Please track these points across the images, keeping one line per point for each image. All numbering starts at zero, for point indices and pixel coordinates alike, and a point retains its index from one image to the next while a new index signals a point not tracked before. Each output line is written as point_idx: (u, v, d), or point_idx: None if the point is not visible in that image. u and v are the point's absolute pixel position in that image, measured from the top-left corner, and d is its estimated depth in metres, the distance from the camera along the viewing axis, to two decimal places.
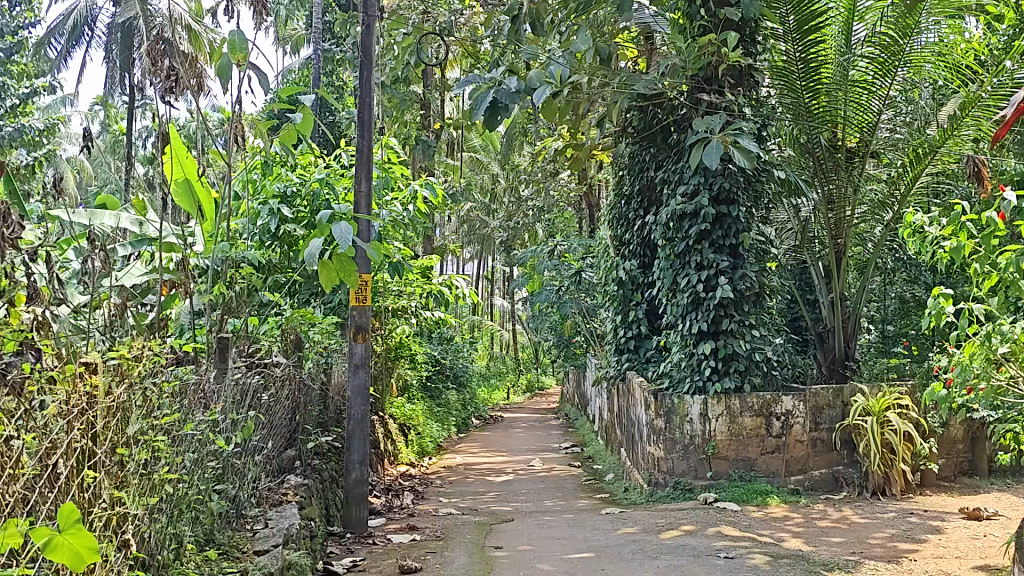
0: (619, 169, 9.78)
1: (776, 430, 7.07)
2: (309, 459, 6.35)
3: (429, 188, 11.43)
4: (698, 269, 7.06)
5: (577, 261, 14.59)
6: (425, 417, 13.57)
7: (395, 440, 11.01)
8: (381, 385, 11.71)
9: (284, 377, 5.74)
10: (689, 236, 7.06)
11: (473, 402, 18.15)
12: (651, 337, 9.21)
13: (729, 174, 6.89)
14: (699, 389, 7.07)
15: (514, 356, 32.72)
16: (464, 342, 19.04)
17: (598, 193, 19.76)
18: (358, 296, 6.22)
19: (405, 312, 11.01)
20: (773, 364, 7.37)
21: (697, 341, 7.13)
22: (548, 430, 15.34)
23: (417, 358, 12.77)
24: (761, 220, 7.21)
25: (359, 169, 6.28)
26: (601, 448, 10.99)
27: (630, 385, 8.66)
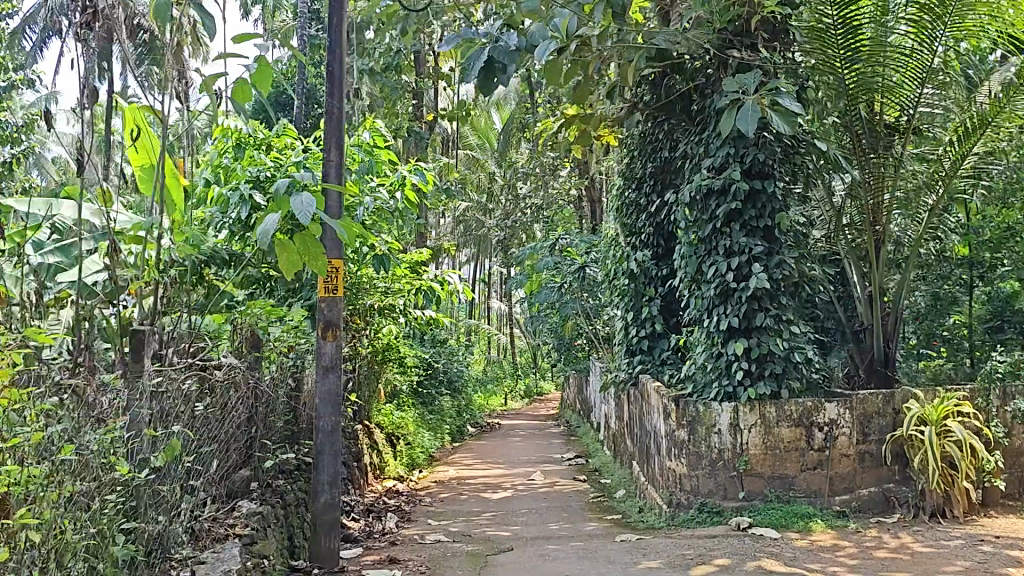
0: (630, 151, 8.79)
1: (818, 443, 6.08)
2: (270, 480, 5.34)
3: (419, 174, 10.43)
4: (727, 254, 6.04)
5: (580, 257, 13.63)
6: (416, 425, 12.56)
7: (382, 452, 9.99)
8: (367, 392, 10.69)
9: (236, 382, 4.74)
10: (717, 216, 6.05)
11: (468, 410, 17.15)
12: (666, 337, 8.22)
13: (764, 144, 5.89)
14: (728, 396, 6.06)
15: (512, 361, 31.73)
16: (459, 345, 18.04)
17: (600, 188, 18.85)
18: (327, 287, 5.21)
19: (395, 311, 9.99)
20: (814, 366, 6.35)
21: (726, 339, 6.12)
22: (549, 439, 14.35)
23: (407, 361, 11.76)
24: (800, 198, 6.20)
25: (328, 134, 5.27)
26: (608, 460, 9.98)
27: (643, 391, 7.66)
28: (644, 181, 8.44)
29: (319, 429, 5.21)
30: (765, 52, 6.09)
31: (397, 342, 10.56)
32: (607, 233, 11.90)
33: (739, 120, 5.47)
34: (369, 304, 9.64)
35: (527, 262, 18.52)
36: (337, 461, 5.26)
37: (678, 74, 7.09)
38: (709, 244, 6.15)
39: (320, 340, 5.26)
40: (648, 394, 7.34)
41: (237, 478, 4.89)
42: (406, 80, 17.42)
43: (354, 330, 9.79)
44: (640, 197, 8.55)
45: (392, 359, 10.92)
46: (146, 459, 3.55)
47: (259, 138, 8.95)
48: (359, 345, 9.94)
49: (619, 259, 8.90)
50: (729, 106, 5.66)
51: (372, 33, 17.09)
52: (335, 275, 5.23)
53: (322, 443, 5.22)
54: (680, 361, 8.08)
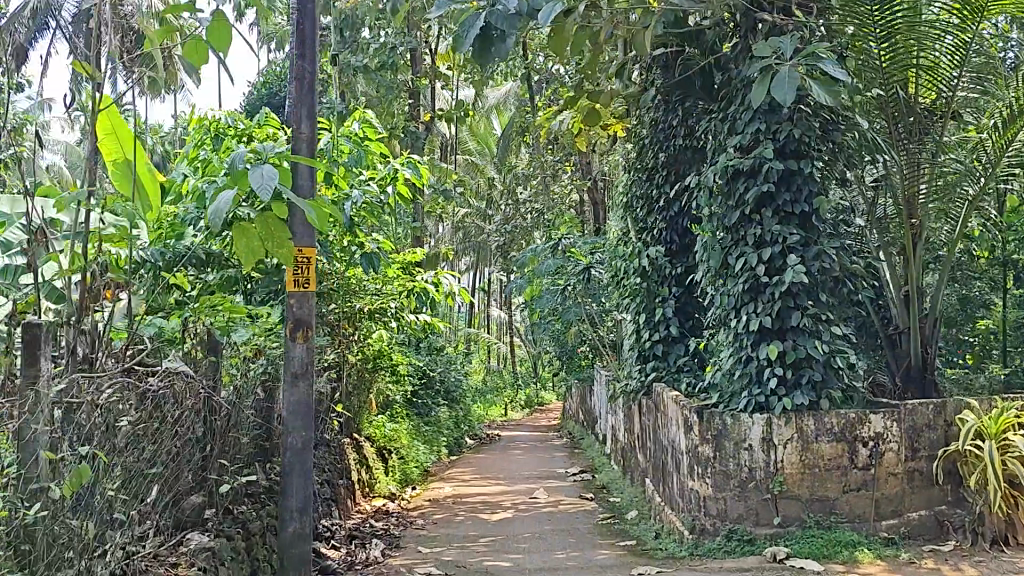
0: (643, 139, 8.04)
1: (862, 461, 5.32)
2: (231, 506, 4.58)
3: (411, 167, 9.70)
4: (757, 245, 5.27)
5: (585, 258, 12.90)
6: (410, 438, 11.80)
7: (372, 469, 9.22)
8: (357, 403, 9.91)
9: (184, 393, 3.98)
10: (745, 202, 5.28)
11: (466, 421, 16.37)
12: (683, 341, 7.43)
13: (800, 118, 5.13)
14: (761, 407, 5.30)
15: (513, 370, 31.00)
16: (458, 353, 17.30)
17: (603, 189, 18.13)
18: (300, 283, 4.42)
19: (383, 315, 9.20)
20: (855, 372, 5.58)
21: (756, 342, 5.35)
22: (552, 451, 13.58)
23: (400, 369, 10.98)
24: (840, 181, 5.44)
25: (297, 103, 4.51)
26: (617, 476, 9.21)
27: (658, 401, 6.89)
28: (661, 172, 7.74)
29: (285, 446, 4.44)
30: (800, 14, 5.34)
31: (389, 349, 9.79)
32: (615, 232, 11.18)
33: (775, 89, 4.72)
34: (359, 308, 8.88)
35: (528, 267, 17.80)
36: (309, 483, 4.51)
37: (697, 47, 6.33)
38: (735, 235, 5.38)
39: (287, 342, 4.47)
40: (664, 405, 6.58)
41: (185, 504, 4.16)
42: (403, 77, 16.75)
43: (343, 336, 9.02)
44: (655, 189, 7.82)
45: (383, 367, 10.14)
46: (45, 490, 2.83)
47: (239, 128, 8.24)
48: (348, 352, 9.17)
49: (631, 257, 8.15)
50: (761, 74, 4.92)
51: (366, 28, 16.42)
52: (306, 265, 4.45)
53: (291, 462, 4.46)
54: (700, 369, 7.30)
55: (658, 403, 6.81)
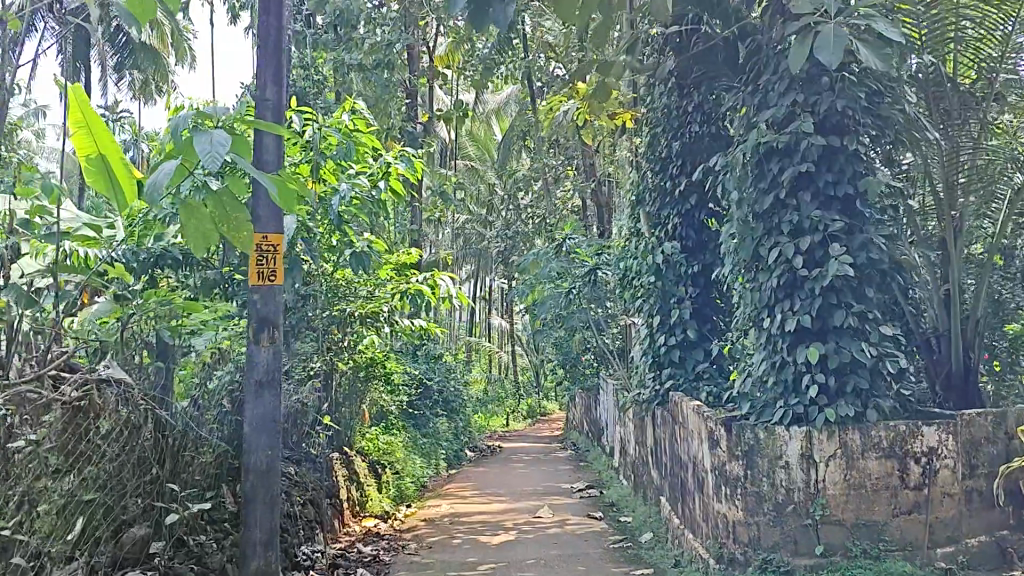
0: (656, 127, 7.40)
1: (914, 479, 4.64)
2: (185, 537, 3.90)
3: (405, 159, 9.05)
4: (794, 234, 4.61)
5: (591, 259, 12.25)
6: (406, 451, 11.13)
7: (363, 485, 8.53)
8: (347, 415, 9.22)
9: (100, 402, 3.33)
10: (779, 184, 4.60)
11: (466, 433, 15.69)
12: (701, 346, 6.76)
13: (842, 88, 4.47)
14: (798, 419, 4.63)
15: (514, 380, 30.31)
16: (457, 362, 16.63)
17: (608, 191, 17.48)
18: (265, 276, 3.77)
19: (373, 320, 8.54)
20: (903, 379, 4.92)
21: (793, 345, 4.69)
22: (556, 465, 12.89)
23: (395, 378, 10.30)
24: (886, 161, 4.77)
25: (261, 67, 3.86)
26: (627, 493, 8.53)
27: (675, 412, 6.21)
28: (675, 162, 7.10)
29: (247, 467, 3.78)
30: None
31: (382, 356, 9.14)
32: (624, 232, 10.54)
33: (817, 51, 4.07)
34: (349, 312, 8.23)
35: (530, 272, 17.15)
36: (275, 511, 3.84)
37: (719, 18, 5.69)
38: (768, 222, 4.72)
39: (250, 345, 3.80)
40: (683, 417, 5.90)
41: (126, 538, 3.51)
42: (400, 75, 16.15)
43: (332, 343, 8.36)
44: (669, 181, 7.18)
45: (376, 376, 9.47)
46: None
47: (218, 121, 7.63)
48: (338, 360, 8.51)
49: (643, 255, 7.50)
50: (799, 36, 4.28)
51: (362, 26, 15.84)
52: (272, 255, 3.79)
53: (254, 486, 3.79)
54: (721, 378, 6.63)
55: (677, 414, 6.14)
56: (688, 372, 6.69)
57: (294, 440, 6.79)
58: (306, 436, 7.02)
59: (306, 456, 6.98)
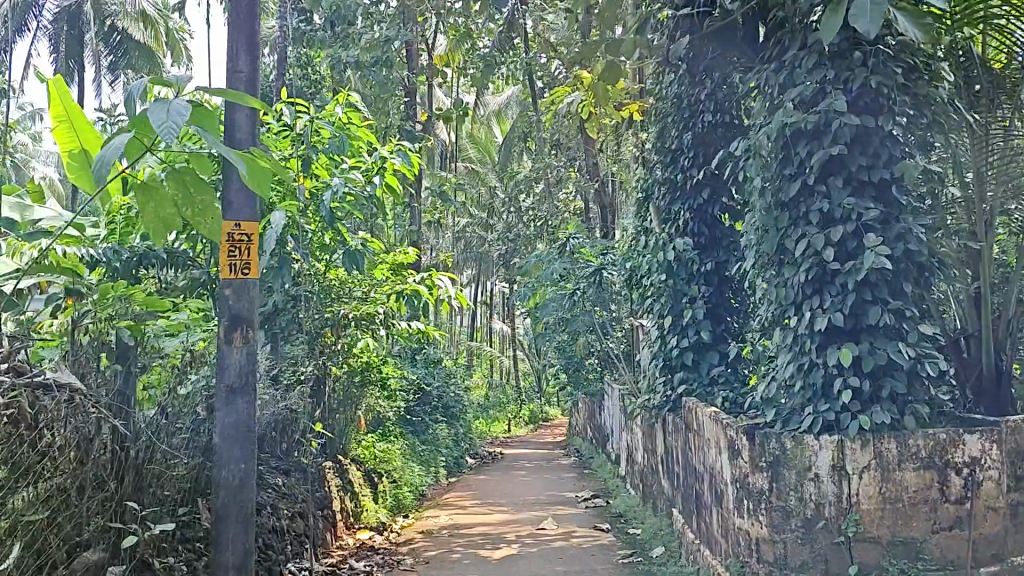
0: (665, 117, 7.02)
1: (955, 492, 4.23)
2: (150, 561, 3.50)
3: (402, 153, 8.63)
4: (823, 224, 4.21)
5: (595, 260, 11.85)
6: (404, 458, 10.73)
7: (358, 496, 8.13)
8: (341, 422, 8.81)
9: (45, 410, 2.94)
10: (807, 170, 4.21)
11: (466, 439, 15.27)
12: (716, 348, 6.35)
13: (877, 64, 4.08)
14: (828, 427, 4.22)
15: (516, 385, 29.90)
16: (457, 367, 16.24)
17: (611, 191, 17.08)
18: (237, 269, 3.36)
19: (368, 323, 8.11)
20: (942, 382, 4.51)
21: (822, 345, 4.28)
22: (559, 472, 12.46)
23: (392, 383, 9.90)
24: (923, 145, 4.37)
25: (234, 37, 3.46)
26: (635, 503, 8.11)
27: (689, 418, 5.81)
28: (686, 152, 6.72)
29: (218, 483, 3.37)
30: None
31: (377, 360, 8.72)
32: (630, 230, 10.15)
33: (853, 20, 3.68)
34: (343, 314, 7.82)
35: (531, 275, 16.77)
36: (249, 530, 3.44)
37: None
38: (795, 210, 4.31)
39: (222, 347, 3.39)
40: (698, 424, 5.49)
41: (79, 564, 3.10)
42: (398, 73, 15.79)
43: (326, 346, 7.94)
44: (679, 174, 6.80)
45: (372, 381, 9.06)
46: None
47: None
48: (332, 364, 8.10)
49: (652, 253, 7.11)
50: (831, 5, 3.89)
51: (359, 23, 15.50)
52: (244, 246, 3.39)
53: (225, 504, 3.39)
54: (737, 381, 6.21)
55: (691, 421, 5.73)
56: (702, 375, 6.27)
57: (281, 449, 6.40)
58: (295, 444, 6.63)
59: (294, 464, 6.57)
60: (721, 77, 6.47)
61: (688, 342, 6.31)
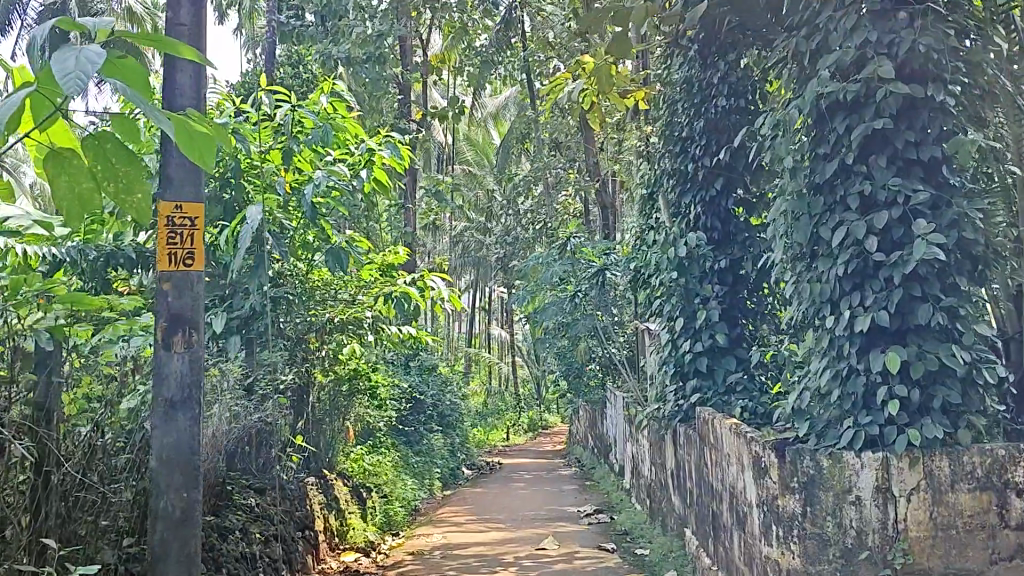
0: (674, 103, 6.51)
1: (1017, 516, 3.64)
2: None
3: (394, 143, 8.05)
4: (864, 209, 3.68)
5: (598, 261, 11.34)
6: (397, 470, 10.20)
7: (345, 513, 7.59)
8: (327, 433, 8.27)
9: None
10: (848, 147, 3.67)
11: (462, 448, 14.72)
12: (732, 353, 5.80)
13: (925, 24, 3.56)
14: (871, 442, 3.67)
15: (515, 391, 29.34)
16: (455, 374, 15.71)
17: (612, 191, 16.58)
18: (179, 258, 2.83)
19: (355, 328, 7.57)
20: (999, 390, 3.95)
21: (862, 348, 3.74)
22: (560, 483, 11.91)
23: (383, 392, 9.36)
24: (976, 120, 3.84)
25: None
26: (642, 519, 7.56)
27: (704, 431, 5.29)
28: (697, 140, 6.20)
29: (154, 515, 2.83)
30: None
31: (366, 367, 8.18)
32: (635, 229, 9.63)
33: None
34: (328, 318, 7.28)
35: (530, 278, 16.25)
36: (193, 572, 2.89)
37: None
38: (831, 194, 3.78)
39: (159, 353, 2.84)
40: (716, 438, 4.93)
41: None
42: (392, 70, 15.32)
43: (309, 352, 7.40)
44: (690, 164, 6.29)
45: (361, 390, 8.52)
46: None
47: None
48: (315, 371, 7.56)
49: (661, 250, 6.58)
50: None
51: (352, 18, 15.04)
52: (187, 235, 2.84)
53: (165, 540, 2.84)
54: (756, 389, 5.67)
55: (706, 433, 5.18)
56: (717, 383, 5.73)
57: (255, 465, 5.87)
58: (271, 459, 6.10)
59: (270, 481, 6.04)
60: (735, 58, 5.96)
61: (701, 347, 5.77)
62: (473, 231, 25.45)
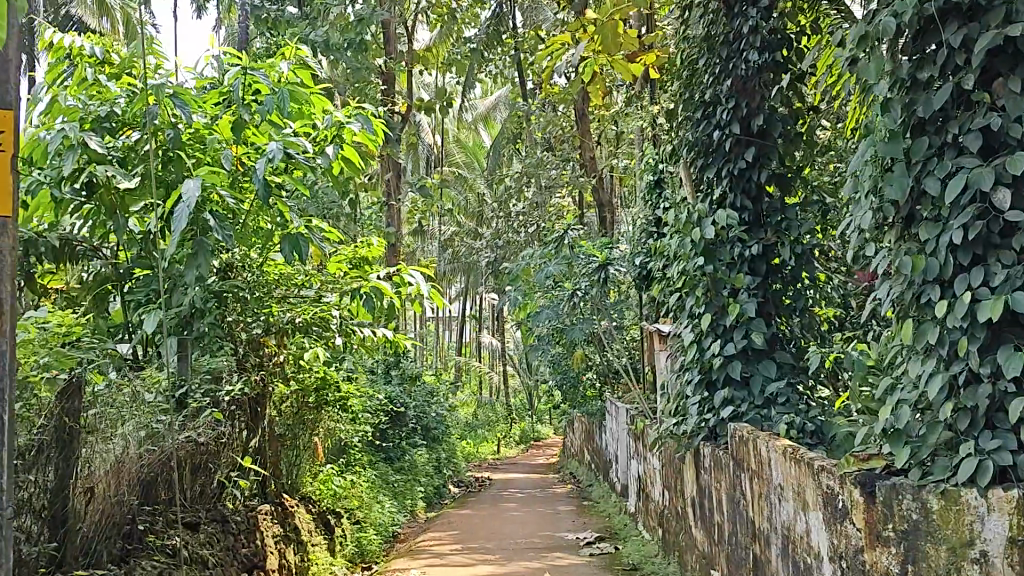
0: (693, 64, 5.52)
1: None
2: None
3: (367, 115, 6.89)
4: (988, 152, 2.65)
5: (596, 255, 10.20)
6: (374, 490, 9.14)
7: (305, 546, 6.52)
8: (285, 452, 7.23)
9: None
10: (970, 67, 2.63)
11: (449, 464, 13.63)
12: (771, 356, 4.66)
13: None
14: (1003, 476, 2.59)
15: (507, 401, 28.29)
16: (443, 383, 14.67)
17: (610, 190, 15.58)
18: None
19: (320, 331, 6.51)
20: None
21: (985, 346, 2.67)
22: (555, 504, 10.85)
23: (356, 404, 8.30)
24: None
25: None
26: (653, 552, 6.50)
27: (738, 451, 4.23)
28: (723, 104, 5.21)
29: None
30: None
31: (335, 375, 7.14)
32: (641, 222, 8.59)
33: None
34: (289, 318, 6.29)
35: (523, 281, 15.24)
36: None
37: None
38: (937, 134, 2.75)
39: None
40: (760, 464, 3.84)
41: None
42: (376, 59, 14.34)
43: (259, 356, 6.38)
44: (714, 133, 5.28)
45: (329, 402, 7.48)
46: None
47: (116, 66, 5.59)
48: (269, 380, 6.54)
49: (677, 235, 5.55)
50: None
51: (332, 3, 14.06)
52: None
53: None
54: (803, 401, 4.53)
55: (746, 459, 4.07)
56: (754, 394, 4.58)
57: (189, 492, 4.92)
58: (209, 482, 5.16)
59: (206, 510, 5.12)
60: (768, 5, 4.99)
61: (732, 349, 4.60)
62: (462, 235, 24.45)
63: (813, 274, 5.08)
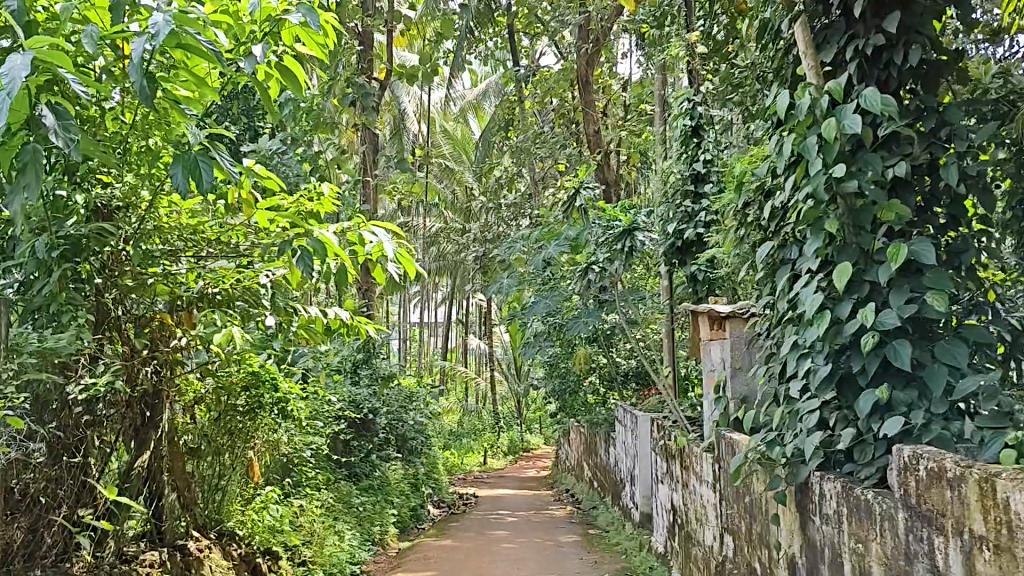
0: None
1: None
2: None
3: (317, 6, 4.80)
4: None
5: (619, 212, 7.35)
6: (331, 518, 7.26)
7: None
8: (198, 471, 5.37)
9: None
10: None
11: (428, 481, 11.78)
12: (949, 334, 2.78)
13: None
14: None
15: (494, 407, 26.40)
16: (424, 386, 12.79)
17: (616, 172, 13.79)
18: None
19: (247, 306, 4.72)
20: None
21: None
22: (554, 531, 8.99)
23: (306, 409, 6.43)
24: None
25: None
26: None
27: (926, 494, 2.38)
28: None
29: None
30: None
31: (272, 369, 5.33)
32: (673, 182, 6.72)
33: None
34: (200, 289, 4.55)
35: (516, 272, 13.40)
36: None
37: None
38: None
39: None
40: (1015, 532, 1.97)
41: None
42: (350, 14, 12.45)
43: (149, 339, 4.52)
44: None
45: (266, 406, 5.62)
46: None
47: None
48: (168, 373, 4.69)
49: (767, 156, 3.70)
50: None
51: None
52: None
53: None
54: (1014, 407, 2.66)
55: (963, 516, 2.19)
56: (929, 397, 2.70)
57: None
58: (52, 526, 3.59)
59: (55, 564, 3.60)
60: None
61: (895, 321, 2.69)
62: (448, 230, 22.50)
63: (986, 212, 3.25)
